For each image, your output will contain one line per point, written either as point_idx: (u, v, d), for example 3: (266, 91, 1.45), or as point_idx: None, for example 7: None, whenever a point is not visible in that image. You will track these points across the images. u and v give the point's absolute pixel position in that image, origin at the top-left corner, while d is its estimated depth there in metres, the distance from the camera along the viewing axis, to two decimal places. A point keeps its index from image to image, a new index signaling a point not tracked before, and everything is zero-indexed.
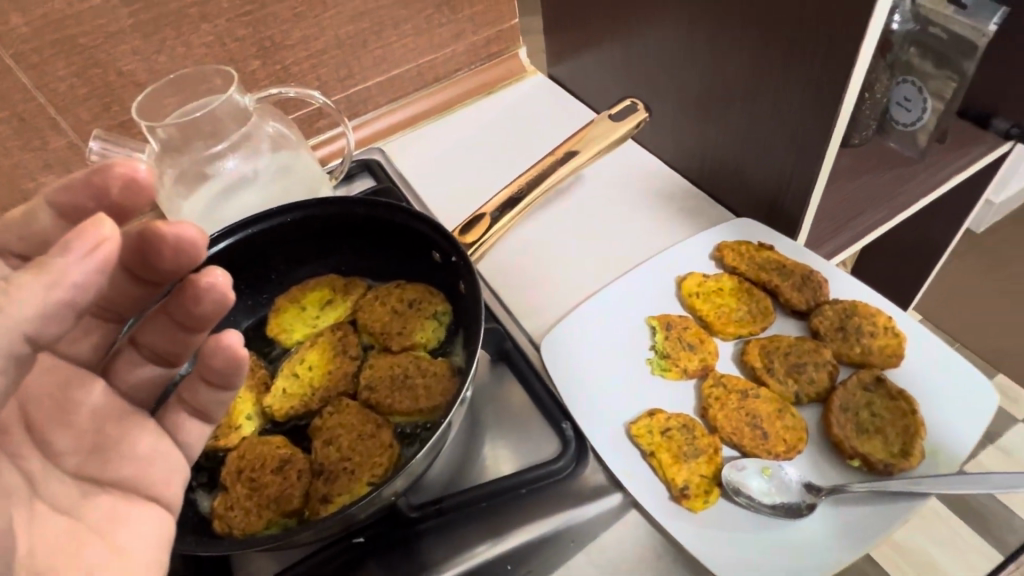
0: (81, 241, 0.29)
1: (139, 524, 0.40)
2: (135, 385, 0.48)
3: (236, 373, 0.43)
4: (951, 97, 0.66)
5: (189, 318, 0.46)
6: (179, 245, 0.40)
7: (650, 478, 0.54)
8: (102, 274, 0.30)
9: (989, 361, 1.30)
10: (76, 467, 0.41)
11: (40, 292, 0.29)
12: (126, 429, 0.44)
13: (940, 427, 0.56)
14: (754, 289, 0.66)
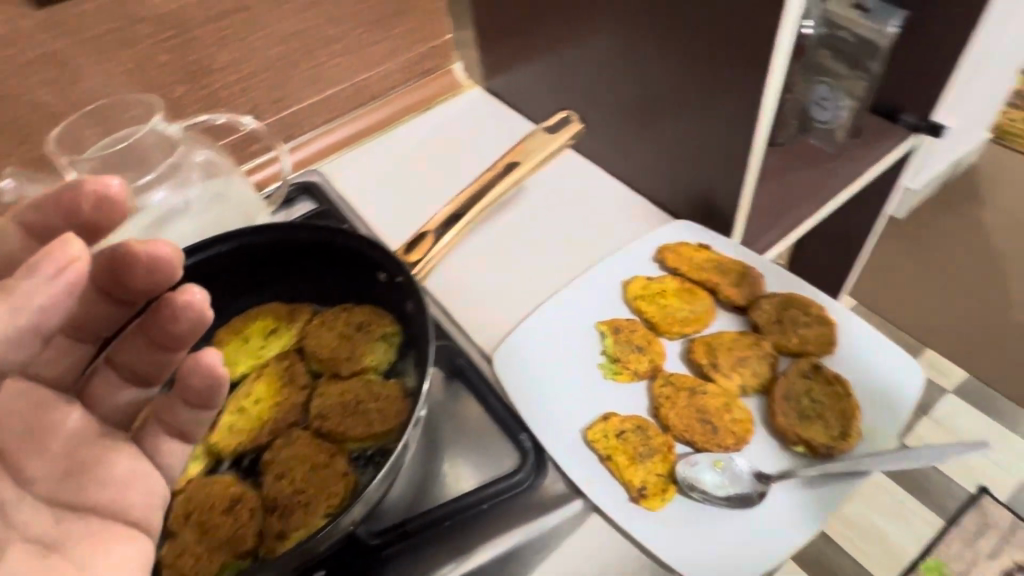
0: (47, 261, 0.28)
1: (113, 545, 0.34)
2: (109, 402, 0.40)
3: (217, 397, 0.37)
4: (863, 96, 0.70)
5: (165, 337, 0.39)
6: (154, 266, 0.35)
7: (609, 487, 0.41)
8: (67, 294, 0.29)
9: (919, 339, 1.40)
10: (50, 491, 0.36)
11: (4, 316, 0.28)
12: (101, 456, 0.37)
13: (880, 406, 0.43)
14: (697, 289, 0.51)
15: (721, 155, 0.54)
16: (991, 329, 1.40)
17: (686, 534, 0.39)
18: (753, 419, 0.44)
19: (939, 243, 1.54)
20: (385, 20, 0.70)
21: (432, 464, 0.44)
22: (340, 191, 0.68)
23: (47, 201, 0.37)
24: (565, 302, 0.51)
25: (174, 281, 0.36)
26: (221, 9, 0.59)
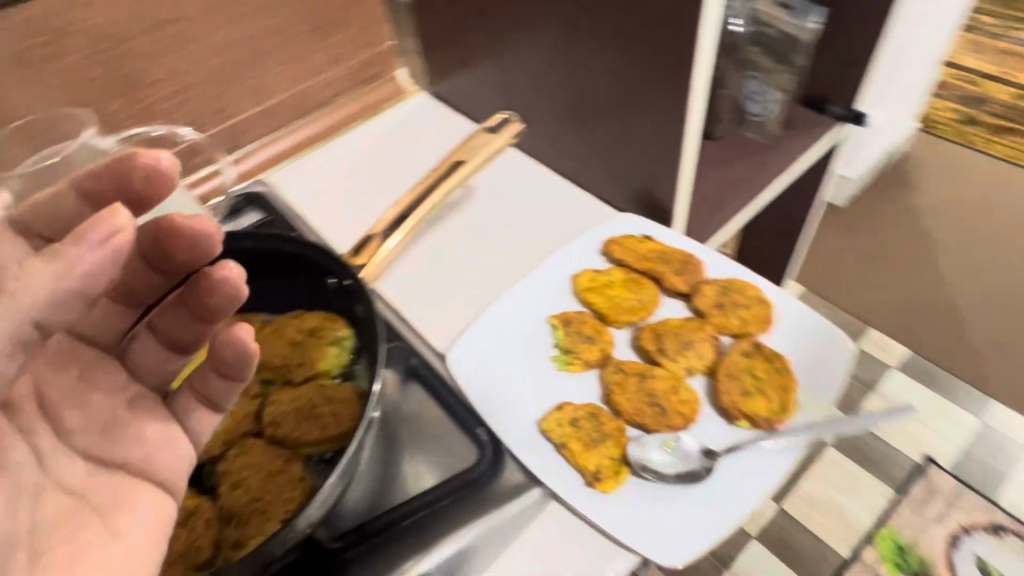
0: (92, 228, 0.25)
1: (140, 507, 0.36)
2: (148, 367, 0.42)
3: (246, 369, 0.38)
4: (792, 88, 0.73)
5: (201, 308, 0.40)
6: (197, 236, 0.37)
7: (564, 474, 0.42)
8: (114, 265, 0.25)
9: (862, 319, 1.47)
10: (86, 445, 0.37)
11: (48, 279, 0.24)
12: (136, 414, 0.39)
13: (811, 379, 0.46)
14: (643, 279, 0.52)
15: (660, 148, 0.57)
16: (927, 306, 1.47)
17: (640, 513, 0.40)
18: (701, 399, 0.46)
19: (876, 228, 1.62)
20: (325, 28, 0.70)
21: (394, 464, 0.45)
22: (287, 201, 0.67)
23: (95, 172, 0.37)
24: (515, 298, 0.52)
25: (213, 254, 0.39)
26: (155, 20, 0.58)
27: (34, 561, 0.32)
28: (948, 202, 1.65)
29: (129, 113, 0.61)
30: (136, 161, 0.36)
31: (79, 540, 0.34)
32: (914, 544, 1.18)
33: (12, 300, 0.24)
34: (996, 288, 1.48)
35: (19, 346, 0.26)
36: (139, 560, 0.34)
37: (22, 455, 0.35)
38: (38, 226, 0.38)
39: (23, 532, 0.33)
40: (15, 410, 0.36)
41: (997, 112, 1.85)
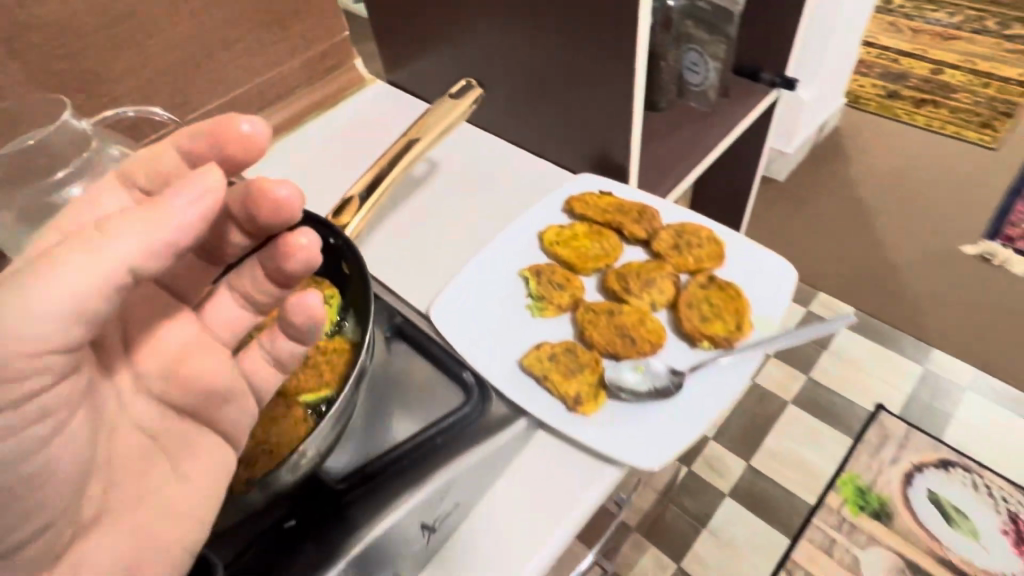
0: (191, 186, 0.32)
1: (202, 457, 0.40)
2: (223, 324, 0.45)
3: (313, 333, 0.41)
4: (726, 57, 0.77)
5: (277, 274, 0.44)
6: (278, 205, 0.40)
7: (548, 403, 0.46)
8: (199, 220, 0.33)
9: (809, 284, 1.56)
10: (161, 390, 0.40)
11: (150, 229, 0.31)
12: (202, 365, 0.41)
13: (760, 301, 0.51)
14: (605, 231, 0.56)
15: (611, 114, 0.63)
16: (868, 265, 1.58)
17: (619, 428, 0.44)
18: (666, 328, 0.50)
19: (816, 198, 1.73)
20: (282, 20, 0.72)
21: (384, 407, 0.47)
22: None
23: (193, 133, 0.41)
24: (490, 258, 0.56)
25: (296, 220, 0.42)
26: (115, 14, 0.59)
27: (109, 493, 0.37)
28: (878, 171, 1.77)
29: (98, 108, 0.62)
30: (230, 126, 0.40)
31: (147, 481, 0.39)
32: (873, 485, 1.25)
33: (113, 242, 0.31)
34: (927, 246, 1.60)
35: (114, 292, 0.32)
36: (195, 505, 0.39)
37: (108, 396, 0.39)
38: (137, 177, 0.42)
39: (103, 465, 0.37)
40: (103, 346, 0.40)
41: (916, 85, 2.00)
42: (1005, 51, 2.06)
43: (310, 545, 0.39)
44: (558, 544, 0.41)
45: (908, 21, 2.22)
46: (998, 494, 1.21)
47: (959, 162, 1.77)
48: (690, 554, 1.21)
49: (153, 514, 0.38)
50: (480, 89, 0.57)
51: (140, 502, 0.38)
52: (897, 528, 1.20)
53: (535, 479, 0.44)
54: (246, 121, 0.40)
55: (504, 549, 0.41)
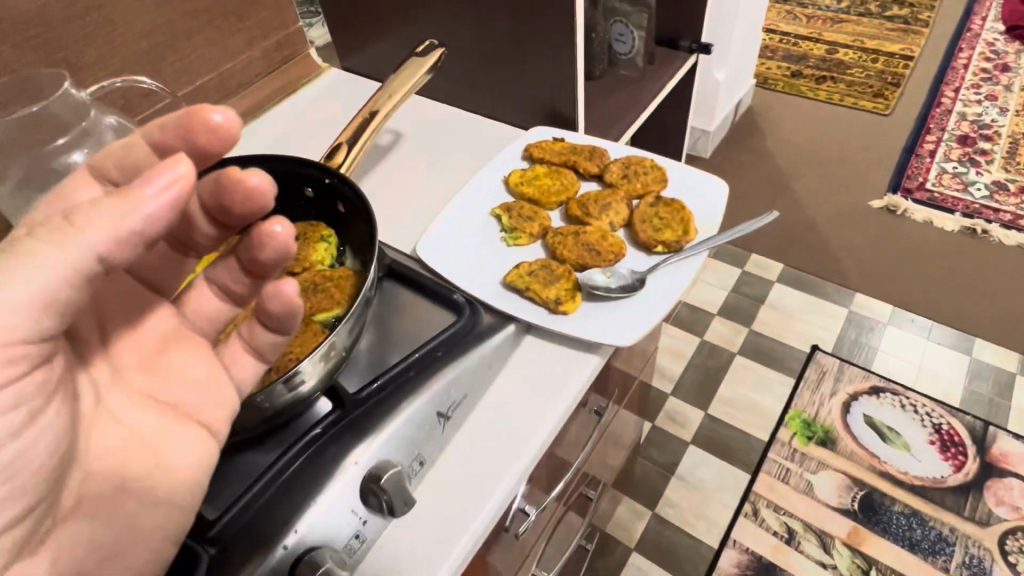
0: (160, 174, 0.31)
1: (184, 447, 0.41)
2: (201, 315, 0.47)
3: (291, 321, 0.42)
4: (648, 25, 0.88)
5: (252, 263, 0.45)
6: (251, 193, 0.41)
7: (532, 310, 0.52)
8: (171, 210, 0.31)
9: (743, 247, 1.67)
10: (141, 383, 0.42)
11: (114, 217, 0.30)
12: (176, 361, 0.43)
13: (700, 211, 0.60)
14: (562, 170, 0.64)
15: (555, 70, 0.71)
16: (793, 222, 1.71)
17: (597, 320, 0.51)
18: (624, 242, 0.58)
19: (740, 170, 1.87)
20: (239, 10, 0.77)
21: (382, 332, 0.52)
22: None
23: (163, 123, 0.40)
24: (462, 200, 0.62)
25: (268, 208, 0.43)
26: (83, 5, 0.62)
27: (88, 482, 0.38)
28: (791, 141, 1.94)
29: (78, 85, 0.64)
30: (201, 115, 0.39)
31: (126, 468, 0.39)
32: (817, 417, 1.33)
33: (85, 232, 0.30)
34: (841, 202, 1.75)
35: (84, 277, 0.32)
36: (181, 493, 0.40)
37: (86, 392, 0.39)
38: (108, 169, 0.40)
39: (82, 456, 0.38)
40: (79, 339, 0.40)
41: (816, 64, 2.20)
42: (888, 30, 2.30)
43: (341, 443, 0.43)
44: (557, 421, 0.48)
45: (802, 9, 2.44)
46: (922, 410, 1.31)
47: (858, 128, 1.96)
48: (663, 500, 1.25)
49: (134, 502, 0.39)
50: (442, 48, 0.63)
51: (120, 491, 0.39)
52: (842, 451, 1.28)
53: (528, 376, 0.50)
54: (217, 112, 0.39)
55: (511, 430, 0.48)
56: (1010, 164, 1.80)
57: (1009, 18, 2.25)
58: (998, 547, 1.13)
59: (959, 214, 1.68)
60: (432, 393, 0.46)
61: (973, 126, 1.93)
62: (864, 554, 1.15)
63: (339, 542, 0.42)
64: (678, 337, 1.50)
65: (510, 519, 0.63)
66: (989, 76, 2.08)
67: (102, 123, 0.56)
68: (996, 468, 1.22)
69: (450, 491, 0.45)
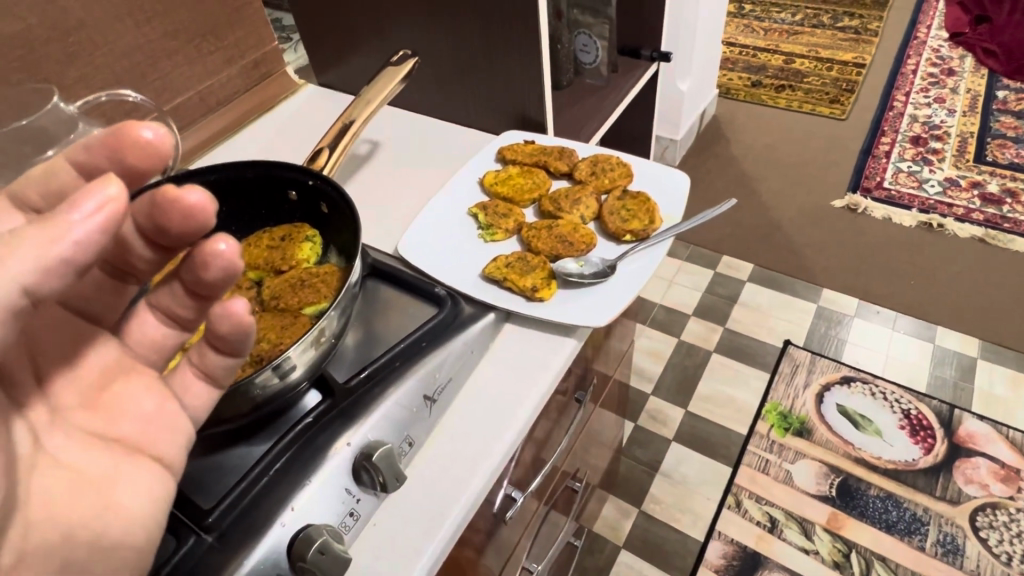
0: (89, 196, 0.24)
1: (136, 484, 0.35)
2: (145, 344, 0.40)
3: (243, 343, 0.38)
4: (609, 36, 0.93)
5: (198, 285, 0.37)
6: (190, 213, 0.33)
7: (511, 299, 0.55)
8: (106, 235, 0.24)
9: (713, 249, 1.72)
10: (83, 422, 0.35)
11: (38, 248, 0.23)
12: (119, 397, 0.37)
13: (664, 203, 0.64)
14: (535, 170, 0.68)
15: (524, 77, 0.74)
16: (761, 223, 1.77)
17: (572, 304, 0.55)
18: (596, 234, 0.62)
19: (707, 176, 1.93)
20: (216, 31, 0.80)
21: (367, 327, 0.54)
22: None
23: (89, 142, 0.33)
24: (442, 200, 0.65)
25: (210, 227, 0.34)
26: (64, 28, 0.64)
27: (31, 534, 0.31)
28: (754, 146, 2.02)
29: (69, 100, 0.67)
30: (126, 131, 0.32)
31: (75, 515, 0.33)
32: (792, 408, 1.37)
33: (7, 265, 0.23)
34: (804, 202, 1.82)
35: (10, 316, 0.25)
36: (135, 533, 0.35)
37: (20, 433, 0.32)
38: (31, 198, 0.35)
39: (22, 503, 0.31)
40: (10, 381, 0.33)
41: (774, 74, 2.30)
42: (841, 39, 2.42)
43: (334, 429, 0.44)
44: (538, 401, 0.51)
45: (759, 22, 2.56)
46: (891, 397, 1.36)
47: (818, 133, 2.05)
48: (648, 497, 1.27)
49: (87, 550, 0.33)
50: (415, 57, 0.66)
51: (69, 542, 0.32)
52: (818, 440, 1.31)
53: (508, 362, 0.53)
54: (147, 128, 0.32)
55: (498, 411, 0.50)
56: (960, 162, 1.89)
57: (952, 25, 2.38)
58: (969, 523, 1.18)
59: (916, 210, 1.76)
60: (418, 377, 0.48)
61: (925, 127, 2.03)
62: (844, 538, 1.18)
63: (333, 520, 0.43)
64: (656, 338, 1.53)
65: (499, 506, 0.64)
66: (937, 80, 2.19)
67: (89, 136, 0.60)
68: (963, 448, 1.27)
69: (439, 469, 0.48)
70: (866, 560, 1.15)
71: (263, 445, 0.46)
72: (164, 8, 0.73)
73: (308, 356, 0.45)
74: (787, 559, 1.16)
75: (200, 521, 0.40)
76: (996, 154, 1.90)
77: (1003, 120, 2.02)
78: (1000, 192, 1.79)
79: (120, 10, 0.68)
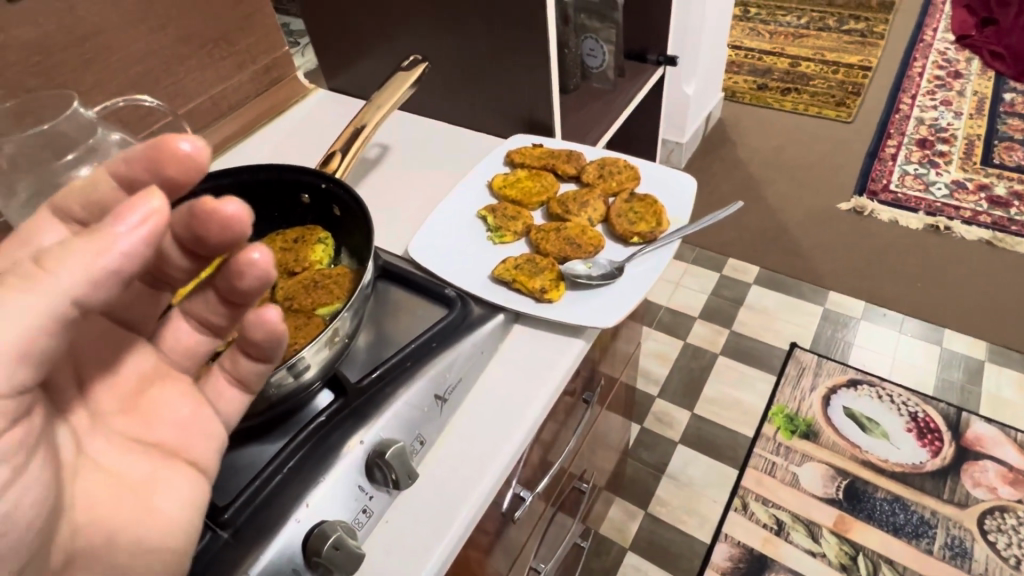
0: (132, 209, 0.25)
1: (174, 489, 0.36)
2: (180, 350, 0.41)
3: (275, 349, 0.39)
4: (616, 40, 0.94)
5: (232, 293, 0.38)
6: (229, 223, 0.33)
7: (520, 300, 0.56)
8: (149, 247, 0.25)
9: (719, 252, 1.73)
10: (122, 426, 0.35)
11: (85, 262, 0.24)
12: (156, 402, 0.37)
13: (671, 206, 0.65)
14: (543, 173, 0.69)
15: (532, 81, 0.75)
16: (767, 225, 1.77)
17: (580, 305, 0.55)
18: (603, 236, 0.63)
19: (713, 179, 1.93)
20: (228, 36, 0.81)
21: (378, 329, 0.55)
22: None
23: (130, 155, 0.33)
24: (451, 203, 0.66)
25: (245, 235, 0.35)
26: (81, 34, 0.65)
27: (76, 538, 0.32)
28: (760, 149, 2.02)
29: (86, 105, 0.68)
30: (167, 144, 0.32)
31: (117, 520, 0.33)
32: (799, 411, 1.37)
33: (57, 277, 0.24)
34: (810, 204, 1.82)
35: (59, 324, 0.25)
36: (173, 538, 0.35)
37: (64, 439, 0.32)
38: (72, 208, 0.35)
39: (67, 508, 0.31)
40: (53, 387, 0.33)
41: (780, 77, 2.30)
42: (846, 42, 2.42)
43: (346, 428, 0.45)
44: (547, 401, 0.51)
45: (764, 26, 2.56)
46: (899, 400, 1.36)
47: (823, 135, 2.05)
48: (654, 499, 1.27)
49: (127, 554, 0.34)
50: (425, 62, 0.67)
51: (111, 545, 0.33)
52: (825, 443, 1.31)
53: (517, 362, 0.54)
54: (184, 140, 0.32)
55: (508, 411, 0.51)
56: (966, 164, 1.89)
57: (957, 28, 2.38)
58: (977, 527, 1.17)
59: (922, 212, 1.76)
60: (429, 376, 0.49)
61: (931, 130, 2.03)
62: (851, 541, 1.18)
63: (347, 516, 0.44)
64: (662, 341, 1.54)
65: (507, 506, 0.65)
66: (943, 83, 2.19)
67: (107, 141, 0.61)
68: (971, 451, 1.27)
69: (449, 468, 0.48)
70: (874, 563, 1.15)
71: (277, 443, 0.47)
72: (178, 14, 0.74)
73: (321, 356, 0.46)
74: (794, 562, 1.16)
75: (218, 517, 0.41)
76: (1003, 157, 1.90)
77: (1010, 122, 2.01)
78: (1006, 194, 1.78)
79: (134, 16, 0.70)
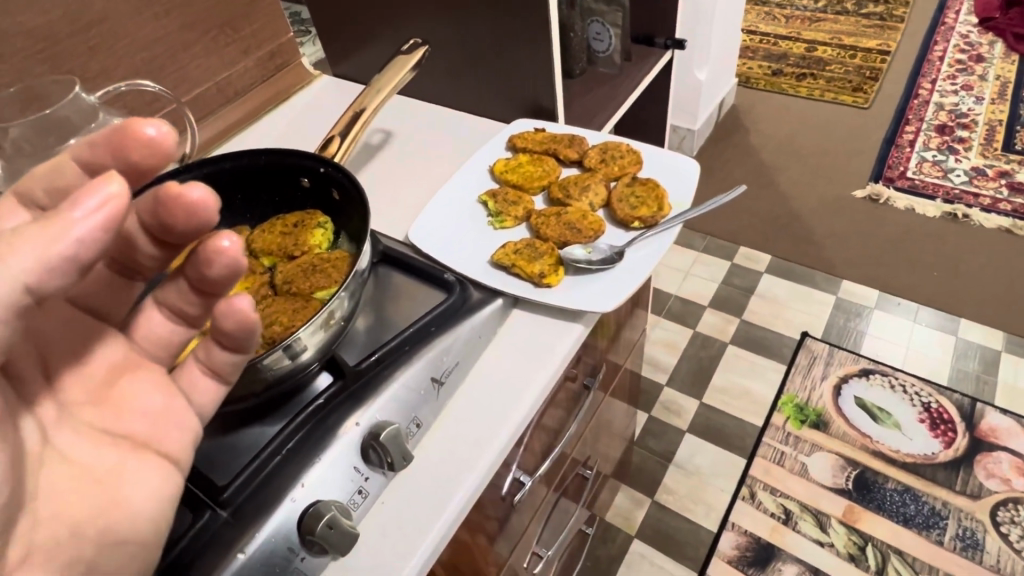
0: (89, 194, 0.25)
1: (143, 480, 0.36)
2: (152, 341, 0.41)
3: (249, 338, 0.38)
4: (623, 23, 0.93)
5: (203, 282, 0.38)
6: (196, 209, 0.34)
7: (518, 285, 0.56)
8: (107, 233, 0.25)
9: (730, 240, 1.71)
10: (90, 417, 0.36)
11: (39, 247, 0.24)
12: (126, 393, 0.38)
13: (673, 191, 0.64)
14: (544, 158, 0.68)
15: (537, 66, 0.74)
16: (780, 213, 1.75)
17: (579, 289, 0.55)
18: (604, 221, 0.62)
19: (725, 166, 1.91)
20: (233, 22, 0.81)
21: (378, 312, 0.55)
22: None
23: (94, 140, 0.34)
24: (453, 188, 0.66)
25: (214, 223, 0.35)
26: (85, 21, 0.66)
27: (38, 529, 0.32)
28: (774, 136, 1.99)
29: (89, 90, 0.69)
30: (133, 128, 0.33)
31: (82, 510, 0.34)
32: (809, 401, 1.35)
33: (9, 262, 0.24)
34: (824, 192, 1.79)
35: (12, 314, 0.26)
36: (141, 529, 0.36)
37: (29, 430, 0.34)
38: (34, 193, 0.35)
39: (28, 499, 0.32)
40: (17, 376, 0.34)
41: (795, 62, 2.25)
42: (865, 26, 2.36)
43: (344, 410, 0.45)
44: (544, 387, 0.51)
45: (781, 10, 2.51)
46: (911, 391, 1.34)
47: (839, 121, 2.01)
48: (660, 488, 1.27)
49: (94, 547, 0.34)
50: (425, 46, 0.67)
51: (77, 537, 0.34)
52: (834, 432, 1.30)
53: (516, 346, 0.54)
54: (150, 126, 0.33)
55: (505, 396, 0.51)
56: (987, 150, 1.85)
57: (981, 10, 2.32)
58: (989, 518, 1.16)
59: (940, 200, 1.72)
60: (426, 359, 0.49)
61: (951, 115, 1.98)
62: (859, 531, 1.17)
63: (342, 497, 0.44)
64: (672, 329, 1.53)
65: (507, 489, 0.64)
66: (964, 67, 2.13)
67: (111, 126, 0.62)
68: (985, 442, 1.25)
69: (446, 451, 0.48)
70: (883, 553, 1.14)
71: (276, 424, 0.48)
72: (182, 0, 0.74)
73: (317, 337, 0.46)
74: (802, 552, 1.16)
75: (216, 497, 0.42)
76: None
77: None
78: None
79: (139, 3, 0.70)
